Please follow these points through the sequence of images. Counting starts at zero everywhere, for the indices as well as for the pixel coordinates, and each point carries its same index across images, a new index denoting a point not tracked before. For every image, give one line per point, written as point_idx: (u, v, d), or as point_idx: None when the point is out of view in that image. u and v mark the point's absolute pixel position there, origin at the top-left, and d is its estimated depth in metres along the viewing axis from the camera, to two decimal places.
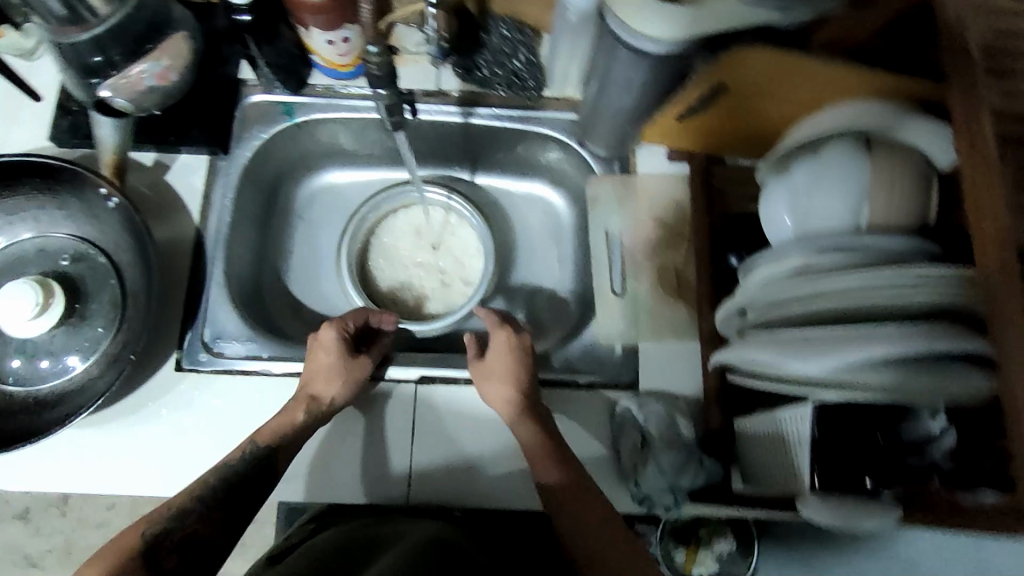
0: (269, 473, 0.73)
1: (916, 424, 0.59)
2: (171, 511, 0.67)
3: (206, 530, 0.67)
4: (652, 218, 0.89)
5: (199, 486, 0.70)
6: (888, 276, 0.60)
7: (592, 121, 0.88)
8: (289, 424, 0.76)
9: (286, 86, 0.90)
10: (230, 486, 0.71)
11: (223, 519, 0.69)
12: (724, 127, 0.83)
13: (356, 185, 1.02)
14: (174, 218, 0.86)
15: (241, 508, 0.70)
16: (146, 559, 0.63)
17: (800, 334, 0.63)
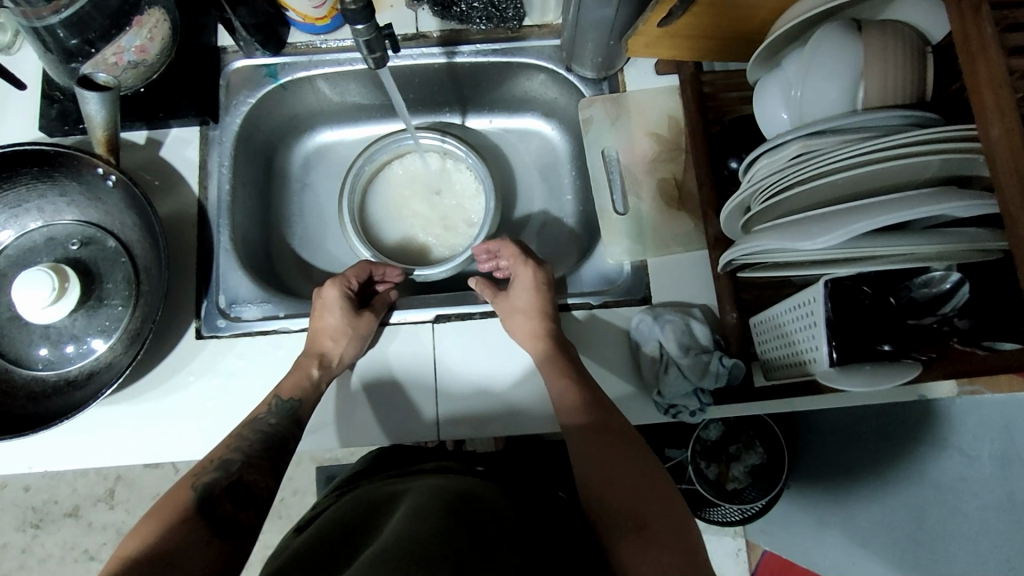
0: (297, 422, 0.76)
1: (931, 281, 0.61)
2: (214, 466, 0.69)
3: (253, 476, 0.69)
4: (647, 133, 0.89)
5: (232, 441, 0.72)
6: (886, 146, 0.59)
7: (576, 45, 0.85)
8: (312, 377, 0.79)
9: (267, 49, 0.89)
10: (266, 437, 0.73)
11: (264, 467, 0.71)
12: (707, 34, 0.80)
13: (350, 142, 1.03)
14: (174, 192, 0.86)
15: (278, 456, 0.73)
16: (202, 506, 0.64)
17: (804, 218, 0.63)
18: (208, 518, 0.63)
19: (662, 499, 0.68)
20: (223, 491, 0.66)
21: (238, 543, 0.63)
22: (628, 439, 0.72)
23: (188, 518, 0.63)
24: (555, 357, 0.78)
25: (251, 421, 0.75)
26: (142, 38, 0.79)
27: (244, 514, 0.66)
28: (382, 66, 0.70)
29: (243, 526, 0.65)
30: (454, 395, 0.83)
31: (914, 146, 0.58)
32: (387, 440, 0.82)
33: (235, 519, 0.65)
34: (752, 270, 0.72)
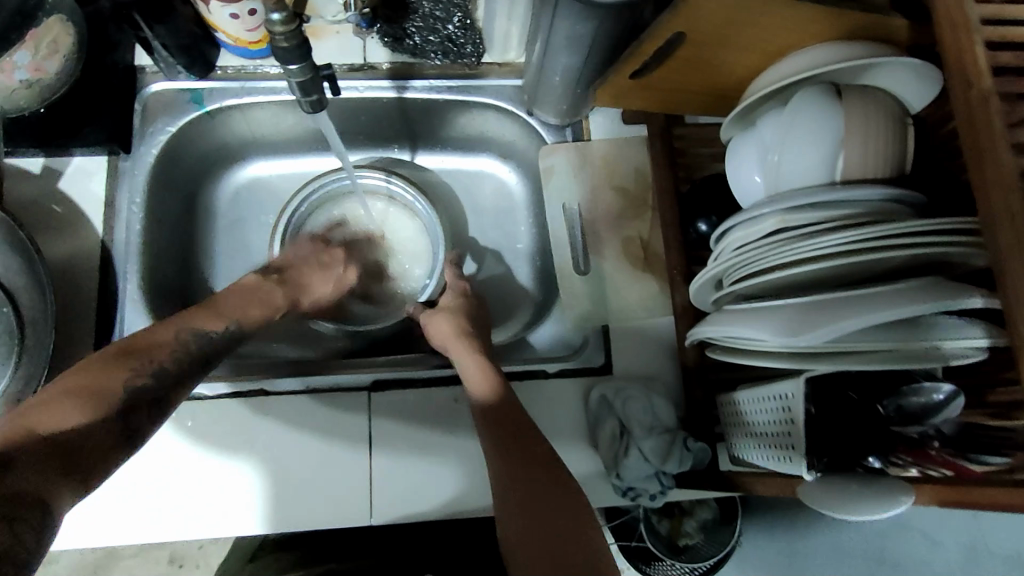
0: (161, 398, 0.61)
1: (920, 390, 0.54)
2: (68, 420, 0.54)
3: (89, 434, 0.55)
4: (612, 187, 0.82)
5: (81, 394, 0.56)
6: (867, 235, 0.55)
7: (538, 89, 0.79)
8: (195, 363, 0.65)
9: (192, 71, 0.79)
10: (119, 403, 0.58)
11: (109, 426, 0.57)
12: (681, 89, 0.75)
13: (285, 176, 0.92)
14: (74, 232, 0.75)
15: (124, 424, 0.58)
16: (30, 457, 0.50)
17: (781, 308, 0.58)
18: (37, 474, 0.49)
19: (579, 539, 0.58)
20: (60, 451, 0.52)
21: (55, 518, 0.49)
22: (558, 474, 0.62)
23: (16, 469, 0.48)
24: (494, 397, 0.67)
25: (109, 381, 0.58)
26: (38, 55, 0.68)
27: (66, 477, 0.51)
28: (319, 111, 0.61)
29: (56, 483, 0.50)
30: (394, 476, 0.73)
31: (905, 234, 0.54)
32: (313, 524, 0.72)
33: (57, 481, 0.50)
34: (724, 353, 0.65)
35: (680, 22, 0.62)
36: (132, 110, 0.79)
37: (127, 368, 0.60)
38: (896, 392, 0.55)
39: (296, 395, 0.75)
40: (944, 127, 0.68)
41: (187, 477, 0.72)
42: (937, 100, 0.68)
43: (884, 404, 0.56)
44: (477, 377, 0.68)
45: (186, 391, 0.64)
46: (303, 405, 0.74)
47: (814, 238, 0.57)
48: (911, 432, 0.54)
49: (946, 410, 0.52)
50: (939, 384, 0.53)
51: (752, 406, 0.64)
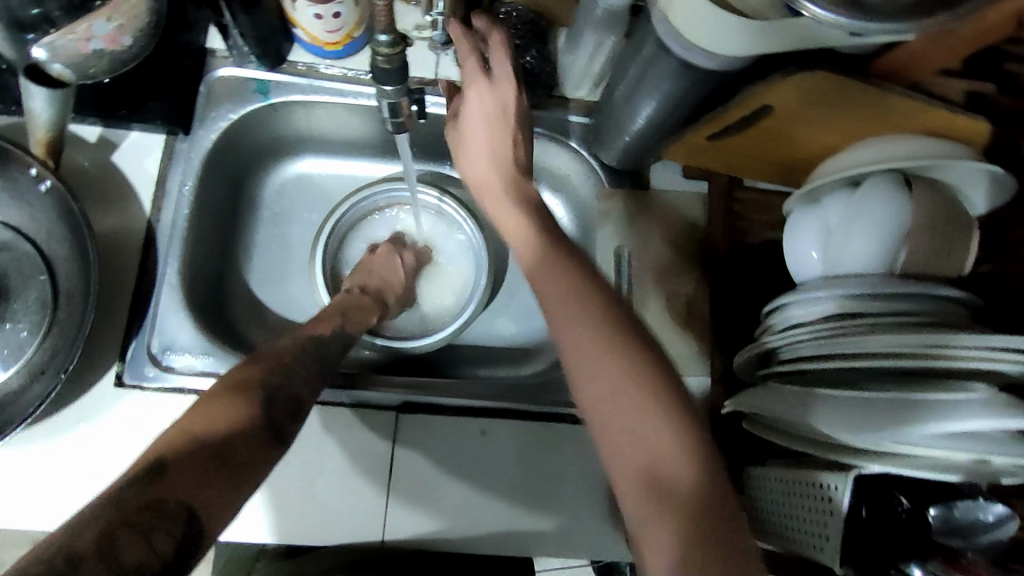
0: (297, 397, 0.61)
1: (967, 508, 0.55)
2: (223, 421, 0.55)
3: (247, 441, 0.55)
4: (664, 240, 0.82)
5: (234, 392, 0.57)
6: (925, 342, 0.55)
7: (606, 133, 0.78)
8: (319, 368, 0.66)
9: (263, 61, 0.78)
10: (263, 396, 0.59)
11: (264, 433, 0.57)
12: (750, 155, 0.75)
13: (335, 177, 0.91)
14: (122, 208, 0.74)
15: (275, 425, 0.58)
16: (186, 461, 0.50)
17: (831, 401, 0.59)
18: (194, 482, 0.50)
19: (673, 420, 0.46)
20: (217, 457, 0.52)
21: (206, 526, 0.49)
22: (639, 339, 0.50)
23: (168, 477, 0.49)
24: (534, 244, 0.56)
25: (252, 380, 0.59)
26: (115, 24, 0.64)
27: (229, 479, 0.52)
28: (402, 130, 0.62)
29: (223, 489, 0.51)
30: (410, 502, 0.72)
31: (967, 347, 0.54)
32: (322, 539, 0.71)
33: (218, 486, 0.51)
34: (763, 432, 0.66)
35: (767, 96, 0.62)
36: (197, 92, 0.78)
37: (259, 372, 0.61)
38: (946, 504, 0.55)
39: (324, 406, 0.74)
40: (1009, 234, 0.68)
41: None
42: (1005, 207, 0.68)
43: (930, 514, 0.55)
44: (507, 146, 0.62)
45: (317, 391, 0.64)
46: (327, 418, 0.74)
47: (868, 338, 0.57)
48: (951, 543, 0.55)
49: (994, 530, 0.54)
50: (992, 506, 0.54)
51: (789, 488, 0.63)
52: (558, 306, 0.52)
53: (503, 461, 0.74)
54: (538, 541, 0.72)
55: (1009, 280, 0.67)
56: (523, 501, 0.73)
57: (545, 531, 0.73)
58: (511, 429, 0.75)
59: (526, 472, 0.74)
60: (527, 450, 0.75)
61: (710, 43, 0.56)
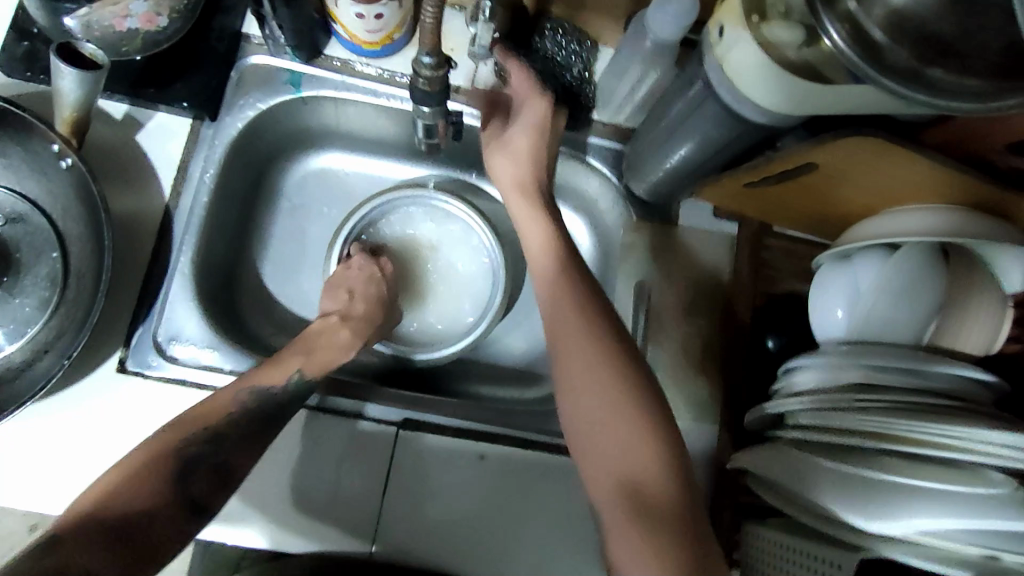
0: (224, 463, 0.61)
1: None
2: (121, 493, 0.55)
3: (150, 519, 0.55)
4: (686, 279, 0.80)
5: (133, 466, 0.57)
6: (941, 430, 0.55)
7: (640, 165, 0.76)
8: (263, 422, 0.65)
9: (298, 54, 0.76)
10: (184, 460, 0.59)
11: (172, 503, 0.57)
12: (784, 203, 0.73)
13: (359, 174, 0.89)
14: (140, 190, 0.73)
15: (186, 495, 0.58)
16: (82, 539, 0.51)
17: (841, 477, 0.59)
18: (87, 556, 0.50)
19: (675, 496, 0.53)
20: (117, 535, 0.53)
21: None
22: (647, 382, 0.58)
23: (63, 550, 0.50)
24: (555, 269, 0.65)
25: (172, 442, 0.60)
26: (151, 6, 0.66)
27: (123, 555, 0.52)
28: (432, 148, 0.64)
29: (120, 568, 0.52)
30: (401, 522, 0.71)
31: (978, 441, 0.53)
32: (309, 547, 0.70)
33: (114, 560, 0.51)
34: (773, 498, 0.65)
35: (811, 154, 0.60)
36: (227, 77, 0.76)
37: (184, 440, 0.61)
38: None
39: (327, 413, 0.74)
40: None
41: None
42: None
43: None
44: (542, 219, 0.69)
45: (252, 459, 0.64)
46: (326, 426, 0.73)
47: (887, 417, 0.56)
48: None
49: None
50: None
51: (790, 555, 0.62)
52: (571, 364, 0.59)
53: (500, 487, 0.73)
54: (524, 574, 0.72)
55: None
56: (516, 530, 0.72)
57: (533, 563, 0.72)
58: (511, 456, 0.74)
59: (521, 502, 0.73)
60: (524, 479, 0.74)
61: (759, 97, 0.54)
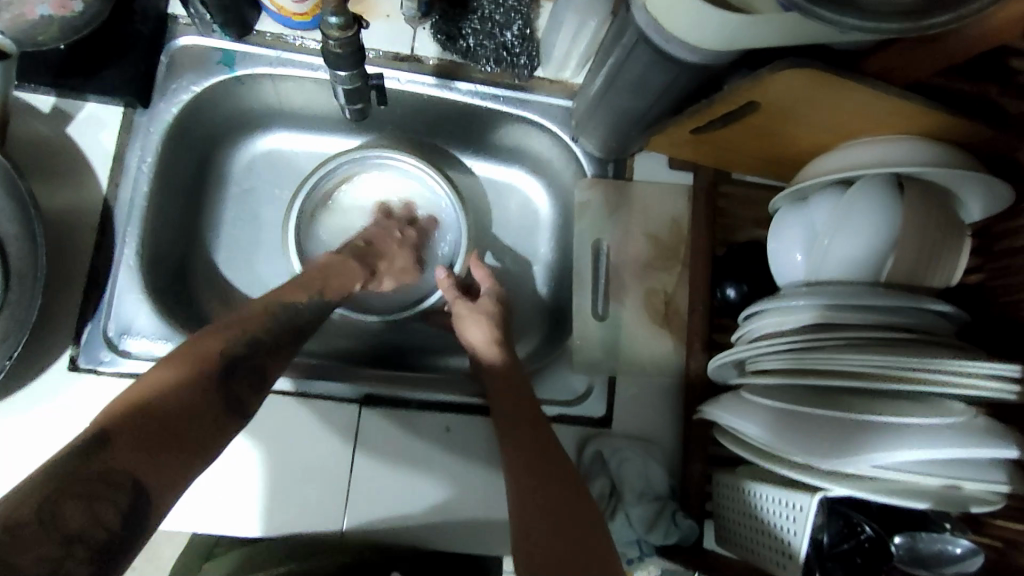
0: (259, 365, 0.58)
1: (934, 539, 0.55)
2: (176, 389, 0.51)
3: (197, 409, 0.52)
4: (645, 234, 0.79)
5: (173, 363, 0.53)
6: (893, 361, 0.53)
7: (587, 119, 0.74)
8: (291, 335, 0.62)
9: (227, 31, 0.73)
10: (220, 361, 0.55)
11: (215, 403, 0.53)
12: (735, 148, 0.71)
13: (307, 153, 0.87)
14: (78, 183, 0.71)
15: (230, 397, 0.55)
16: (128, 432, 0.47)
17: (803, 425, 0.58)
18: (133, 450, 0.46)
19: (587, 510, 0.59)
20: (174, 429, 0.49)
21: (152, 501, 0.46)
22: (563, 461, 0.63)
23: (113, 448, 0.46)
24: (503, 372, 0.71)
25: (211, 346, 0.56)
26: None
27: (179, 451, 0.49)
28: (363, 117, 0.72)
29: (174, 456, 0.48)
30: (371, 498, 0.71)
31: (945, 371, 0.52)
32: (280, 530, 0.70)
33: (167, 458, 0.48)
34: (733, 445, 0.64)
35: (750, 91, 0.59)
36: (157, 62, 0.74)
37: (214, 344, 0.56)
38: (912, 533, 0.56)
39: (289, 393, 0.72)
40: (999, 244, 0.65)
41: None
42: (999, 215, 0.65)
43: (896, 541, 0.56)
44: (488, 349, 0.74)
45: (282, 367, 0.61)
46: (287, 408, 0.72)
47: (837, 354, 0.55)
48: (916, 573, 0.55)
49: (962, 564, 0.54)
50: (957, 538, 0.54)
51: (753, 501, 0.62)
52: (513, 444, 0.65)
53: (469, 457, 0.73)
54: (498, 540, 0.72)
55: (995, 292, 0.64)
56: (489, 497, 0.72)
57: (507, 528, 0.72)
58: (478, 425, 0.74)
59: (491, 469, 0.73)
60: (492, 446, 0.73)
61: (687, 34, 0.53)
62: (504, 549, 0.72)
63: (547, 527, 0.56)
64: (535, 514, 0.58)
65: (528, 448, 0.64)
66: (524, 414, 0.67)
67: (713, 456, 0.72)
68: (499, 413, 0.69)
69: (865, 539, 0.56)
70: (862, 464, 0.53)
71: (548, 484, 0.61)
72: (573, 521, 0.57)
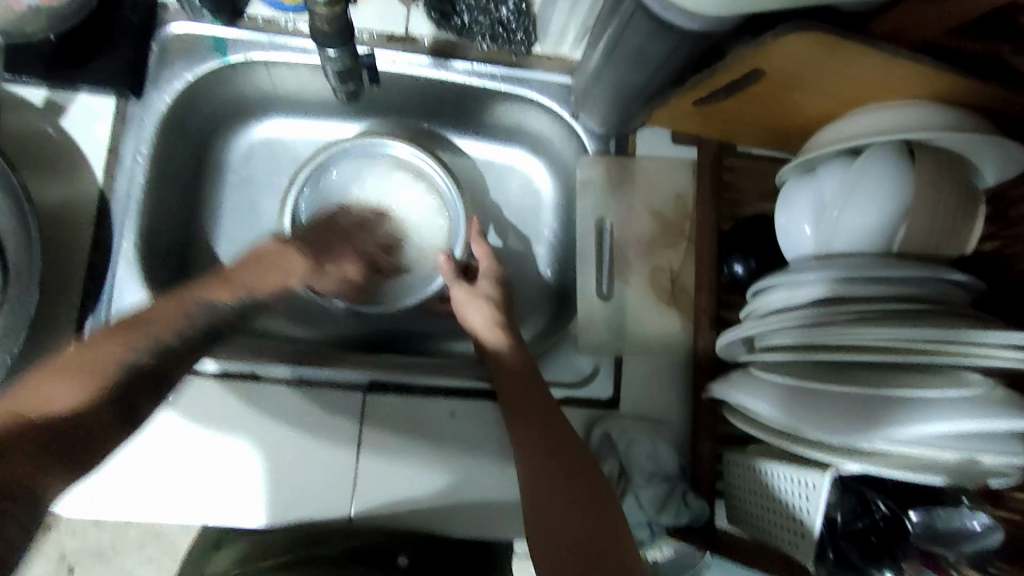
0: (163, 374, 0.61)
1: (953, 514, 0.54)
2: (59, 402, 0.53)
3: (86, 423, 0.55)
4: (649, 211, 0.78)
5: (56, 375, 0.55)
6: (905, 334, 0.51)
7: (587, 95, 0.72)
8: (208, 332, 0.63)
9: (217, 17, 0.72)
10: (119, 380, 0.57)
11: (103, 410, 0.56)
12: (740, 118, 0.69)
13: (304, 139, 0.86)
14: (72, 176, 0.71)
15: (123, 408, 0.58)
16: (20, 442, 0.50)
17: (814, 401, 0.56)
18: (28, 467, 0.50)
19: (600, 487, 0.58)
20: (55, 446, 0.52)
21: (39, 507, 0.51)
22: (574, 438, 0.63)
23: (6, 458, 0.49)
24: (507, 354, 0.71)
25: (106, 359, 0.56)
26: None
27: (62, 461, 0.52)
28: (356, 97, 0.71)
29: (55, 469, 0.52)
30: (378, 484, 0.71)
31: (957, 342, 0.50)
32: (289, 519, 0.70)
33: (53, 463, 0.52)
34: (742, 424, 0.63)
35: (754, 58, 0.57)
36: (149, 50, 0.73)
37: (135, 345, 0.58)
38: (929, 509, 0.55)
39: (293, 382, 0.72)
40: (1015, 211, 0.63)
41: (163, 456, 0.69)
42: (1015, 179, 0.62)
43: (912, 518, 0.55)
44: (492, 333, 0.73)
45: (188, 367, 0.63)
46: (292, 397, 0.71)
47: (848, 328, 0.53)
48: (933, 550, 0.54)
49: (982, 539, 0.53)
50: (976, 513, 0.53)
51: (763, 478, 0.61)
52: (519, 426, 0.64)
53: (476, 441, 0.72)
54: (507, 523, 0.71)
55: (1010, 260, 0.62)
56: (497, 481, 0.71)
57: (516, 511, 0.71)
58: (484, 409, 0.73)
59: (498, 453, 0.72)
60: (499, 430, 0.73)
61: (687, 0, 0.51)
62: (513, 532, 0.71)
63: (561, 510, 0.56)
64: (546, 498, 0.57)
65: (535, 429, 0.63)
66: (530, 397, 0.66)
67: (723, 434, 0.71)
68: (504, 397, 0.68)
69: (880, 518, 0.55)
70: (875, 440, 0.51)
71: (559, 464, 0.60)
72: (588, 502, 0.56)
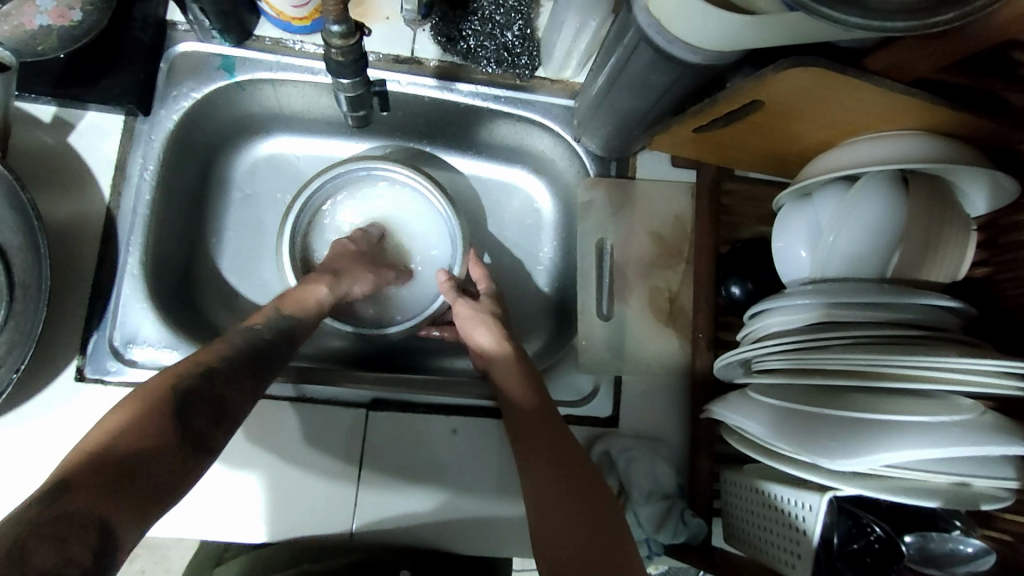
0: (219, 400, 0.56)
1: (946, 538, 0.56)
2: (127, 434, 0.50)
3: (151, 451, 0.50)
4: (648, 232, 0.79)
5: (137, 415, 0.51)
6: (899, 362, 0.52)
7: (590, 118, 0.74)
8: (255, 362, 0.61)
9: (226, 38, 0.73)
10: (174, 403, 0.53)
11: (171, 435, 0.52)
12: (738, 145, 0.71)
13: (309, 156, 0.87)
14: (79, 193, 0.71)
15: (187, 435, 0.53)
16: (91, 475, 0.46)
17: (812, 426, 0.57)
18: (98, 495, 0.45)
19: (610, 502, 0.58)
20: (125, 471, 0.48)
21: (117, 538, 0.45)
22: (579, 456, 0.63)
23: (71, 491, 0.45)
24: (509, 371, 0.71)
25: (170, 384, 0.55)
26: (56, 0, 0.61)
27: (136, 492, 0.47)
28: (365, 125, 0.73)
29: (131, 502, 0.47)
30: (380, 500, 0.71)
31: (952, 368, 0.51)
32: (290, 535, 0.70)
33: (129, 497, 0.47)
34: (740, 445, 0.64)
35: (752, 91, 0.59)
36: (157, 69, 0.74)
37: (179, 374, 0.56)
38: (921, 533, 0.57)
39: (295, 400, 0.73)
40: (1004, 238, 0.65)
41: None
42: (1005, 207, 0.64)
43: (906, 540, 0.57)
44: (493, 350, 0.74)
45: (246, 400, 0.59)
46: (294, 415, 0.72)
47: (843, 354, 0.54)
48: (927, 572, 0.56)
49: (974, 563, 0.55)
50: (968, 537, 0.55)
51: (760, 498, 0.62)
52: (526, 445, 0.65)
53: (475, 458, 0.73)
54: (506, 540, 0.72)
55: (999, 286, 0.64)
56: (497, 495, 0.72)
57: (514, 527, 0.72)
58: (484, 428, 0.74)
59: (497, 471, 0.73)
60: (502, 447, 0.73)
61: (689, 35, 0.53)
62: (512, 548, 0.72)
63: (566, 522, 0.56)
64: (548, 516, 0.58)
65: (535, 448, 0.64)
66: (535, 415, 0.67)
67: (719, 453, 0.72)
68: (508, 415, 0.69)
69: (875, 540, 0.56)
70: (870, 466, 0.52)
71: (565, 481, 0.60)
72: (591, 515, 0.56)
